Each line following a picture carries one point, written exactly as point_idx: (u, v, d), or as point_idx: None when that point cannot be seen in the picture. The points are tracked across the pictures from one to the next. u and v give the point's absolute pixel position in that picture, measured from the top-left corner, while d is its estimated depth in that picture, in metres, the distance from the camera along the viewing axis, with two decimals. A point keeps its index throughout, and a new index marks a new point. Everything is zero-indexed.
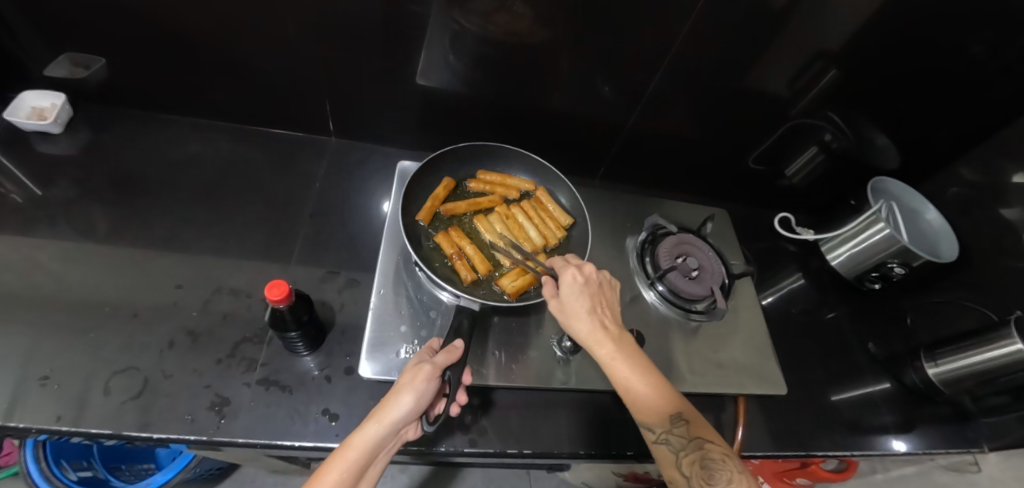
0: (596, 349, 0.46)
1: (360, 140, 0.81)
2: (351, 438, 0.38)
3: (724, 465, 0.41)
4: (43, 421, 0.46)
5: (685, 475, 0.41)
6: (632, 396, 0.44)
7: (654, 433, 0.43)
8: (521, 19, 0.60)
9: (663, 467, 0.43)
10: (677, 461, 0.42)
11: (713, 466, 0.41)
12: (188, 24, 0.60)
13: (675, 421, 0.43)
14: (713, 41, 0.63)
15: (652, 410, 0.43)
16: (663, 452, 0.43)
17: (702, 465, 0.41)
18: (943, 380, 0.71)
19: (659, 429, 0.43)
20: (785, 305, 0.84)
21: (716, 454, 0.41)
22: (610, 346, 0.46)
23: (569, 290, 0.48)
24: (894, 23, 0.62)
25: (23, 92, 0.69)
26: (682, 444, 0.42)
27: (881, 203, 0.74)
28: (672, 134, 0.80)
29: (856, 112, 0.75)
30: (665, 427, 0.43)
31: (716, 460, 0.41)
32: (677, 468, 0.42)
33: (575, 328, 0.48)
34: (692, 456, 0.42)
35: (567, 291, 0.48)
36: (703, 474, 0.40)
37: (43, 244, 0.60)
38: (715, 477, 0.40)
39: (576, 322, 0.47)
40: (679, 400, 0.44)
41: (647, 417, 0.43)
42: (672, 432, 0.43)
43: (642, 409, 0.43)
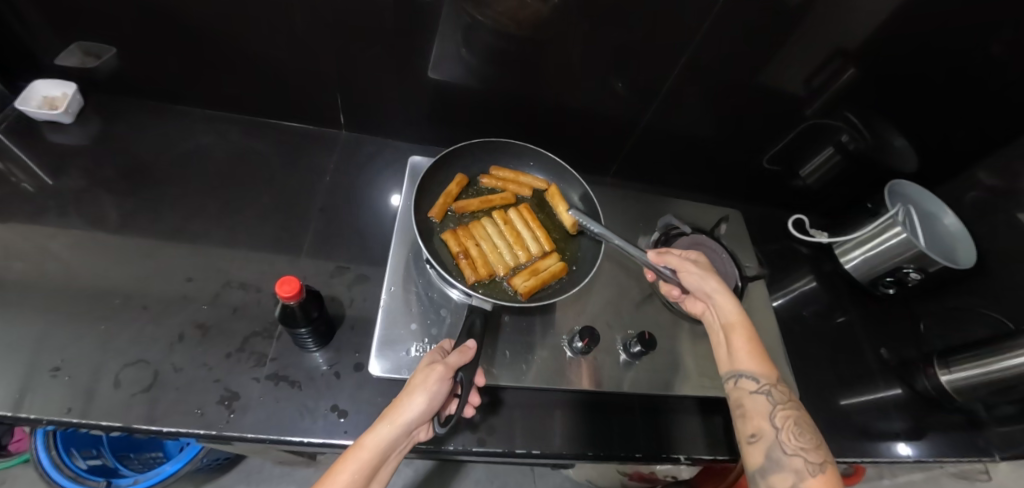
0: (721, 306, 0.53)
1: (371, 135, 0.81)
2: (363, 438, 0.38)
3: (810, 431, 0.44)
4: (54, 413, 0.46)
5: (774, 427, 0.44)
6: (743, 348, 0.50)
7: (755, 382, 0.47)
8: (536, 12, 0.59)
9: (748, 418, 0.46)
10: (771, 412, 0.45)
11: (804, 428, 0.44)
12: (202, 15, 0.59)
13: (778, 380, 0.47)
14: (732, 37, 0.62)
15: (760, 362, 0.48)
16: (759, 400, 0.46)
17: (793, 423, 0.45)
18: (956, 387, 0.70)
19: (761, 379, 0.47)
20: (797, 308, 0.83)
21: (806, 420, 0.45)
22: (732, 304, 0.53)
23: (706, 255, 0.57)
24: (917, 26, 0.61)
25: (34, 81, 0.68)
26: (780, 399, 0.46)
27: (899, 206, 0.72)
28: (687, 132, 0.79)
29: (875, 112, 0.73)
30: (767, 380, 0.47)
31: (806, 423, 0.45)
32: (767, 418, 0.45)
33: (701, 286, 0.55)
34: (787, 411, 0.45)
35: (700, 260, 0.57)
36: (795, 429, 0.44)
37: (54, 232, 0.60)
38: (803, 437, 0.43)
39: (704, 283, 0.55)
40: (774, 366, 0.49)
41: (754, 365, 0.48)
42: (773, 387, 0.47)
43: (749, 359, 0.49)
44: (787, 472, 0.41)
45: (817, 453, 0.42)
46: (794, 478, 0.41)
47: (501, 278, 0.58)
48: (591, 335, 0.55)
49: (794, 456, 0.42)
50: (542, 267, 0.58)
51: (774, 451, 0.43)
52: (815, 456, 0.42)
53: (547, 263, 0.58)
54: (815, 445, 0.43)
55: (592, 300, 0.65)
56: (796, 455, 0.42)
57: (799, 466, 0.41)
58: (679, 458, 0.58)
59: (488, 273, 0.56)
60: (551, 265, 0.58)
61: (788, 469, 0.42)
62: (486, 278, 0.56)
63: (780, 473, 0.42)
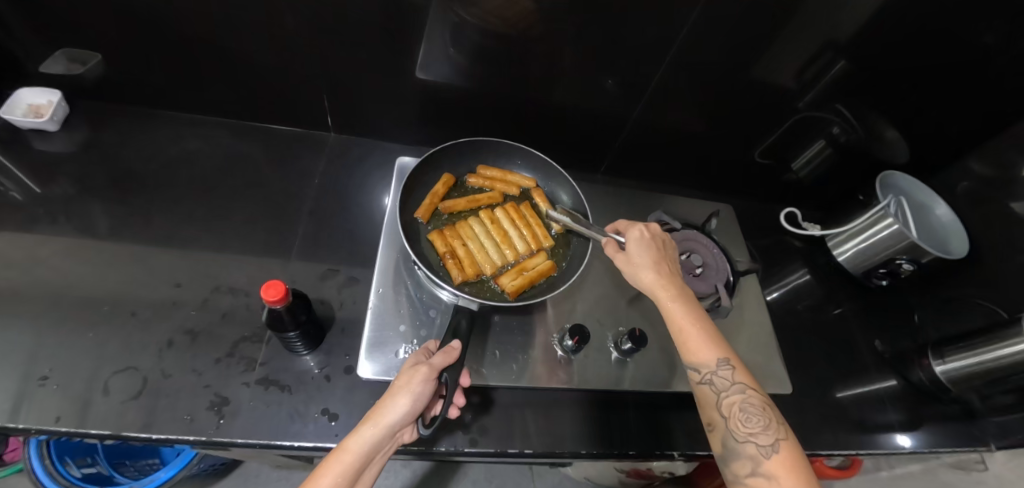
0: (659, 294, 0.50)
1: (361, 136, 0.80)
2: (347, 442, 0.37)
3: (761, 411, 0.42)
4: (43, 422, 0.46)
5: (724, 416, 0.44)
6: (683, 337, 0.47)
7: (698, 373, 0.46)
8: (521, 10, 0.58)
9: (702, 408, 0.45)
10: (717, 402, 0.44)
11: (751, 411, 0.43)
12: (186, 19, 0.59)
13: (722, 365, 0.45)
14: (719, 31, 0.62)
15: (702, 349, 0.46)
16: (706, 392, 0.45)
17: (740, 408, 0.43)
18: (951, 379, 0.71)
19: (704, 370, 0.45)
20: (791, 301, 0.83)
21: (756, 401, 0.43)
22: (672, 290, 0.50)
23: (636, 245, 0.53)
24: (905, 16, 0.61)
25: (20, 89, 0.68)
26: (725, 386, 0.44)
27: (891, 198, 0.72)
28: (677, 127, 0.79)
29: (865, 104, 0.73)
30: (711, 368, 0.45)
31: (755, 405, 0.43)
32: (716, 408, 0.44)
33: (639, 278, 0.51)
34: (732, 398, 0.43)
35: (634, 246, 0.53)
36: (742, 416, 0.42)
37: (43, 240, 0.60)
38: (752, 421, 0.42)
39: (641, 273, 0.51)
40: (722, 346, 0.46)
41: (696, 356, 0.46)
42: (717, 373, 0.45)
43: (691, 349, 0.46)
44: (744, 459, 0.41)
45: (769, 434, 0.41)
46: (749, 466, 0.40)
47: (488, 277, 0.58)
48: (581, 334, 0.55)
49: (746, 443, 0.41)
50: (530, 266, 0.58)
51: (727, 440, 0.43)
52: (766, 438, 0.41)
53: (535, 262, 0.58)
54: (766, 427, 0.41)
55: (583, 298, 0.64)
56: (747, 442, 0.41)
57: (751, 453, 0.40)
58: (673, 454, 0.58)
59: (476, 273, 0.56)
60: (538, 264, 0.58)
61: (742, 456, 0.41)
62: (473, 277, 0.56)
63: (736, 462, 0.41)
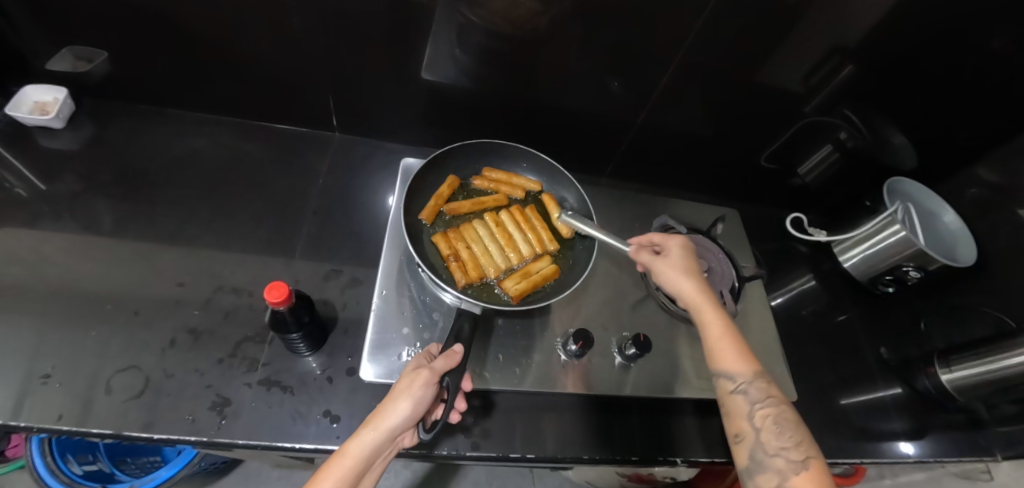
0: (697, 302, 0.50)
1: (364, 137, 0.80)
2: (348, 446, 0.37)
3: (793, 427, 0.43)
4: (45, 420, 0.46)
5: (755, 427, 0.43)
6: (719, 345, 0.47)
7: (732, 382, 0.46)
8: (527, 11, 0.58)
9: (730, 418, 0.45)
10: (749, 413, 0.44)
11: (784, 425, 0.43)
12: (191, 17, 0.59)
13: (758, 377, 0.45)
14: (727, 33, 0.61)
15: (738, 359, 0.46)
16: (739, 401, 0.45)
17: (774, 421, 0.43)
18: (958, 387, 0.69)
19: (740, 379, 0.45)
20: (796, 307, 0.82)
21: (788, 416, 0.44)
22: (709, 300, 0.50)
23: (676, 253, 0.54)
24: (916, 20, 0.60)
25: (25, 86, 0.68)
26: (759, 398, 0.44)
27: (898, 204, 0.72)
28: (683, 131, 0.78)
29: (873, 109, 0.73)
30: (747, 379, 0.45)
31: (787, 420, 0.43)
32: (745, 419, 0.44)
33: (678, 284, 0.52)
34: (766, 410, 0.44)
35: (674, 254, 0.54)
36: (775, 429, 0.43)
37: (48, 237, 0.60)
38: (784, 435, 0.42)
39: (680, 280, 0.52)
40: (756, 361, 0.47)
41: (734, 365, 0.46)
42: (752, 385, 0.45)
43: (727, 358, 0.47)
44: (771, 472, 0.40)
45: (800, 450, 0.41)
46: (775, 480, 0.40)
47: (492, 280, 0.58)
48: (585, 338, 0.55)
49: (776, 456, 0.41)
50: (534, 270, 0.57)
51: (755, 452, 0.42)
52: (796, 454, 0.41)
53: (539, 266, 0.58)
54: (797, 442, 0.42)
55: (588, 302, 0.64)
56: (777, 455, 0.41)
57: (780, 467, 0.40)
58: (676, 460, 0.57)
59: (479, 276, 0.56)
60: (542, 268, 0.58)
61: (770, 469, 0.40)
62: (477, 281, 0.56)
63: (761, 475, 0.41)
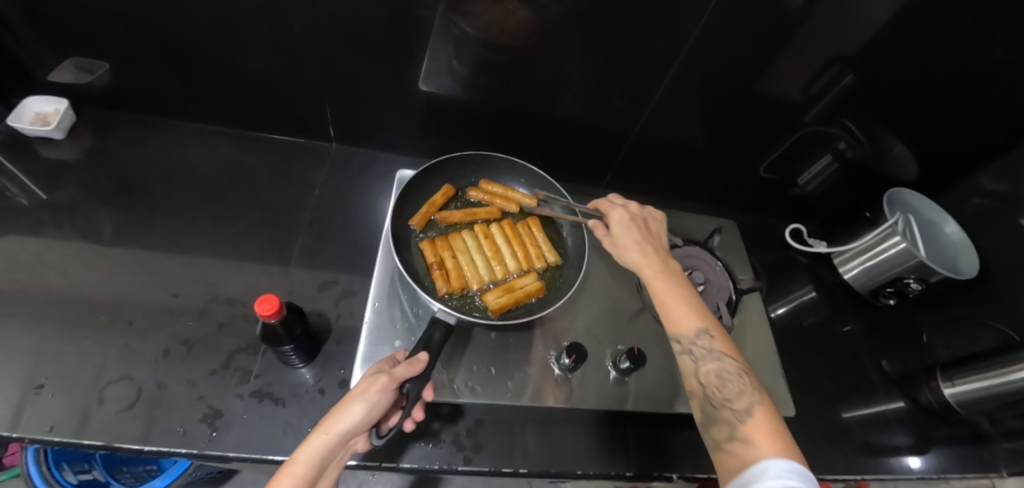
0: (643, 270, 0.49)
1: (362, 147, 0.81)
2: (297, 452, 0.36)
3: (738, 378, 0.42)
4: (37, 431, 0.46)
5: (702, 384, 0.43)
6: (665, 309, 0.46)
7: (678, 343, 0.45)
8: (524, 23, 0.58)
9: (683, 378, 0.45)
10: (696, 371, 0.43)
11: (729, 378, 0.42)
12: (193, 30, 0.59)
13: (702, 335, 0.44)
14: (723, 44, 0.61)
15: (682, 320, 0.45)
16: (685, 362, 0.44)
17: (719, 376, 0.43)
18: (960, 401, 0.68)
19: (684, 340, 0.44)
20: (796, 318, 0.81)
21: (734, 368, 0.43)
22: (655, 266, 0.49)
23: (617, 226, 0.53)
24: (914, 30, 0.60)
25: (28, 97, 0.69)
26: (703, 355, 0.43)
27: (897, 215, 0.71)
28: (681, 140, 0.78)
29: (873, 118, 0.72)
30: (692, 338, 0.44)
31: (732, 373, 0.42)
32: (694, 377, 0.44)
33: (625, 256, 0.51)
34: (711, 367, 0.43)
35: (618, 227, 0.53)
36: (720, 383, 0.42)
37: (46, 247, 0.60)
38: (729, 387, 0.42)
39: (626, 252, 0.51)
40: (704, 317, 0.45)
41: (677, 326, 0.45)
42: (697, 345, 0.44)
43: (673, 320, 0.45)
44: (722, 424, 0.40)
45: (745, 399, 0.41)
46: (727, 430, 0.40)
47: (474, 292, 0.57)
48: (579, 352, 0.55)
49: (724, 408, 0.41)
50: (518, 285, 0.57)
51: (706, 407, 0.42)
52: (742, 402, 0.41)
53: (523, 282, 0.58)
54: (742, 393, 0.41)
55: (582, 314, 0.64)
56: (725, 407, 0.41)
57: (728, 418, 0.40)
58: (672, 476, 0.56)
59: (461, 287, 0.56)
60: (527, 284, 0.57)
61: (720, 422, 0.41)
62: (458, 291, 0.56)
63: (715, 427, 0.41)
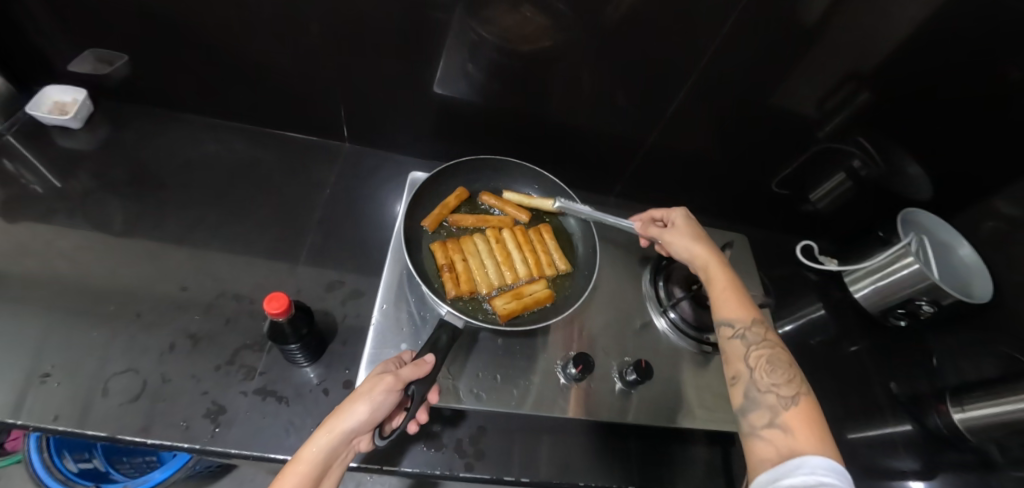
0: (706, 264, 0.54)
1: (374, 147, 0.81)
2: (301, 452, 0.36)
3: (787, 368, 0.43)
4: (40, 420, 0.46)
5: (749, 367, 0.44)
6: (721, 297, 0.50)
7: (731, 328, 0.47)
8: (541, 29, 0.58)
9: (728, 362, 0.46)
10: (745, 354, 0.45)
11: (778, 366, 0.43)
12: (212, 25, 0.60)
13: (755, 323, 0.47)
14: (741, 56, 0.61)
15: (737, 308, 0.49)
16: (736, 344, 0.46)
17: (766, 363, 0.44)
18: (969, 427, 0.67)
19: (738, 325, 0.47)
20: (804, 336, 0.80)
21: (783, 358, 0.44)
22: (718, 262, 0.54)
23: (680, 222, 0.59)
24: (934, 49, 0.59)
25: (47, 86, 0.70)
26: (754, 342, 0.45)
27: (911, 236, 0.70)
28: (694, 152, 0.78)
29: (888, 136, 0.71)
30: (744, 324, 0.47)
31: (781, 362, 0.44)
32: (741, 360, 0.45)
33: (687, 251, 0.56)
34: (761, 352, 0.45)
35: (680, 225, 0.59)
36: (767, 367, 0.43)
37: (57, 235, 0.61)
38: (776, 373, 0.42)
39: (688, 248, 0.56)
40: (756, 310, 0.48)
41: (731, 312, 0.48)
42: (749, 329, 0.47)
43: (729, 307, 0.49)
44: (763, 408, 0.40)
45: (791, 387, 0.41)
46: (768, 414, 0.39)
47: (483, 296, 0.57)
48: (586, 362, 0.54)
49: (767, 392, 0.41)
50: (527, 292, 0.57)
51: (747, 390, 0.42)
52: (787, 389, 0.41)
53: (533, 288, 0.57)
54: (789, 379, 0.42)
55: (590, 323, 0.63)
56: (768, 391, 0.41)
57: (771, 401, 0.40)
58: None
59: (470, 290, 0.56)
60: (536, 291, 0.57)
61: (761, 403, 0.40)
62: (467, 294, 0.56)
63: (755, 410, 0.40)
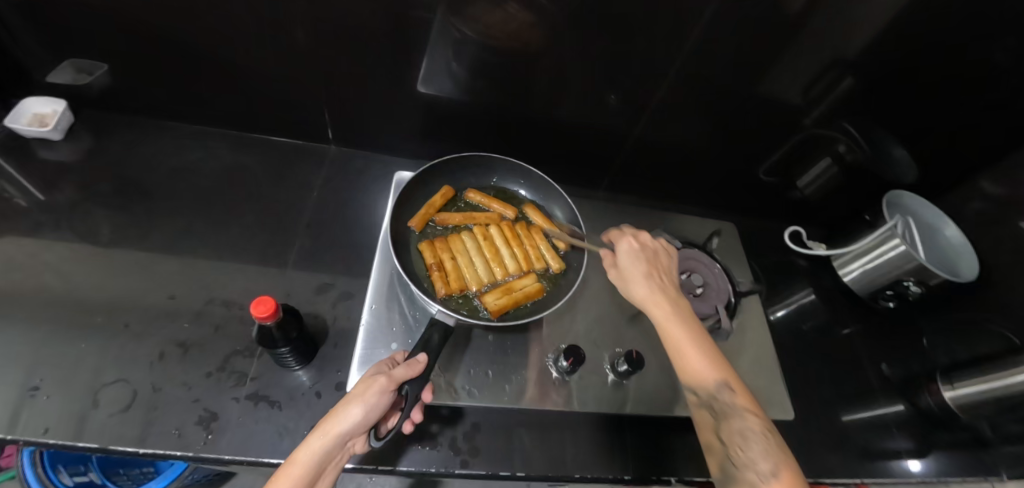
0: (653, 310, 0.50)
1: (361, 149, 0.81)
2: (296, 454, 0.36)
3: (760, 434, 0.42)
4: (31, 434, 0.46)
5: (721, 440, 0.43)
6: (681, 354, 0.47)
7: (696, 395, 0.45)
8: (523, 24, 0.58)
9: (701, 430, 0.45)
10: (715, 425, 0.44)
11: (749, 433, 0.42)
12: (191, 31, 0.59)
13: (720, 387, 0.44)
14: (723, 46, 0.61)
15: (699, 370, 0.45)
16: (704, 414, 0.44)
17: (739, 434, 0.42)
18: (960, 405, 0.68)
19: (702, 391, 0.45)
20: (796, 322, 0.81)
21: (754, 423, 0.42)
22: (667, 307, 0.49)
23: (626, 258, 0.53)
24: (913, 32, 0.60)
25: (27, 98, 0.69)
26: (722, 409, 0.43)
27: (897, 217, 0.71)
28: (680, 143, 0.78)
29: (869, 120, 0.72)
30: (710, 391, 0.44)
31: (753, 430, 0.42)
32: (713, 432, 0.44)
33: (633, 292, 0.52)
34: (730, 422, 0.43)
35: (625, 258, 0.53)
36: (739, 440, 0.42)
37: (40, 248, 0.60)
38: (750, 445, 0.41)
39: (635, 288, 0.52)
40: (721, 365, 0.45)
41: (693, 376, 0.45)
42: (715, 396, 0.44)
43: (690, 368, 0.46)
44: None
45: (768, 460, 0.40)
46: None
47: (473, 294, 0.57)
48: (576, 354, 0.54)
49: (743, 468, 0.40)
50: (517, 287, 0.57)
51: (724, 465, 0.42)
52: (764, 463, 0.40)
53: (523, 284, 0.58)
54: (763, 450, 0.41)
55: (581, 317, 0.64)
56: (745, 468, 0.40)
57: (748, 481, 0.39)
58: (671, 480, 0.55)
59: (460, 288, 0.56)
60: (526, 286, 0.57)
61: (739, 483, 0.40)
62: (457, 291, 0.56)
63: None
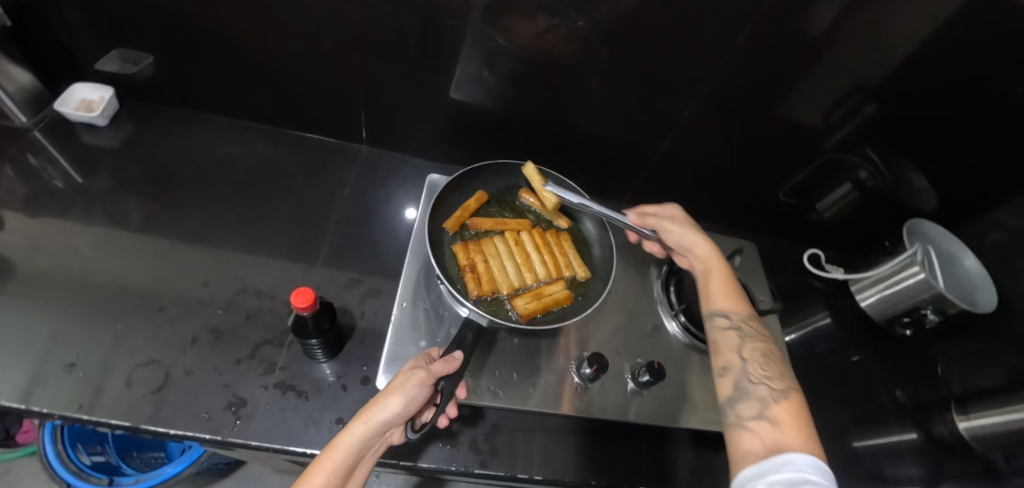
0: (702, 255, 0.56)
1: (391, 151, 0.82)
2: (337, 439, 0.37)
3: (776, 362, 0.46)
4: (66, 408, 0.47)
5: (742, 358, 0.46)
6: (719, 292, 0.52)
7: (728, 320, 0.49)
8: (557, 37, 0.60)
9: (720, 352, 0.47)
10: (738, 346, 0.47)
11: (769, 359, 0.46)
12: (236, 28, 0.62)
13: (751, 319, 0.49)
14: (750, 67, 0.62)
15: (733, 302, 0.51)
16: (730, 336, 0.48)
17: (760, 356, 0.46)
18: (974, 435, 0.68)
19: (735, 318, 0.49)
20: (810, 344, 0.81)
21: (773, 354, 0.47)
22: (712, 255, 0.56)
23: (679, 217, 0.60)
24: (940, 62, 0.61)
25: (75, 84, 0.72)
26: (748, 335, 0.48)
27: (917, 245, 0.72)
28: (703, 160, 0.79)
29: (892, 146, 0.73)
30: (741, 318, 0.49)
31: (771, 357, 0.46)
32: (734, 351, 0.47)
33: (683, 241, 0.57)
34: (755, 345, 0.47)
35: (679, 216, 0.60)
36: (761, 360, 0.46)
37: (79, 230, 0.62)
38: (767, 368, 0.45)
39: (686, 238, 0.57)
40: (749, 307, 0.51)
41: (728, 307, 0.50)
42: (744, 324, 0.49)
43: (725, 302, 0.51)
44: (753, 400, 0.42)
45: (781, 381, 0.44)
46: (759, 406, 0.41)
47: (504, 297, 0.58)
48: (600, 362, 0.55)
49: (759, 384, 0.43)
50: (547, 292, 0.58)
51: (739, 381, 0.44)
52: (777, 383, 0.43)
53: (553, 289, 0.58)
54: (780, 374, 0.44)
55: (602, 326, 0.64)
56: (760, 383, 0.43)
57: (762, 393, 0.42)
58: None
59: (492, 290, 0.57)
60: (556, 292, 0.58)
61: (753, 395, 0.42)
62: (488, 294, 0.57)
63: (746, 402, 0.42)
